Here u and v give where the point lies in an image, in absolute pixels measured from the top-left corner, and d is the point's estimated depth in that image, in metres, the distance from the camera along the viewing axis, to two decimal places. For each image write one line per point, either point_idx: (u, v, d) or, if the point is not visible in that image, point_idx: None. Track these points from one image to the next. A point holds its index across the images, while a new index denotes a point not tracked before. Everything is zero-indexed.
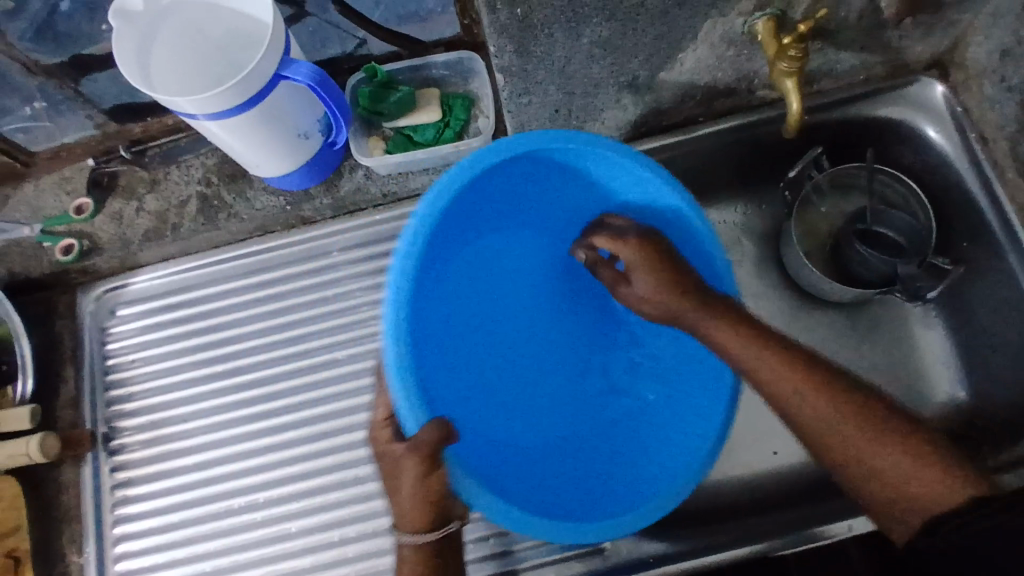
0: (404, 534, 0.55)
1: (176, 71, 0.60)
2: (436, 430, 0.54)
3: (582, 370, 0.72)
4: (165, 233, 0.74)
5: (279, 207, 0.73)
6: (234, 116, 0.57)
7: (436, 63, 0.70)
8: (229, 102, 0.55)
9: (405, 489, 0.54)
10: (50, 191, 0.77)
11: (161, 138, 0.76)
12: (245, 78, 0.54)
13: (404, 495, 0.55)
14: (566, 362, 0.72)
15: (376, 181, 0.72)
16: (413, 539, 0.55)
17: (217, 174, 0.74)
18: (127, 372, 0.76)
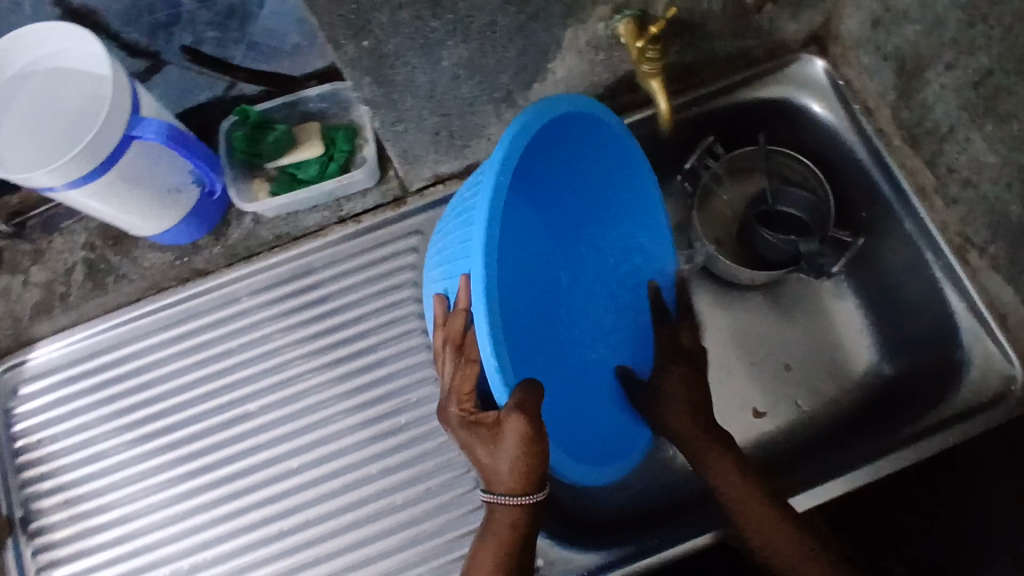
0: (498, 490, 0.52)
1: (28, 142, 0.57)
2: (531, 393, 0.48)
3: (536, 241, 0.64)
4: (54, 304, 0.71)
5: (169, 263, 0.71)
6: (89, 184, 0.55)
7: (311, 97, 0.68)
8: (79, 172, 0.53)
9: (504, 451, 0.50)
10: None
11: (40, 207, 0.73)
12: (88, 145, 0.52)
13: (501, 461, 0.50)
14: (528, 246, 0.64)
15: (266, 225, 0.72)
16: (509, 497, 0.51)
17: (101, 238, 0.72)
18: (37, 452, 0.72)
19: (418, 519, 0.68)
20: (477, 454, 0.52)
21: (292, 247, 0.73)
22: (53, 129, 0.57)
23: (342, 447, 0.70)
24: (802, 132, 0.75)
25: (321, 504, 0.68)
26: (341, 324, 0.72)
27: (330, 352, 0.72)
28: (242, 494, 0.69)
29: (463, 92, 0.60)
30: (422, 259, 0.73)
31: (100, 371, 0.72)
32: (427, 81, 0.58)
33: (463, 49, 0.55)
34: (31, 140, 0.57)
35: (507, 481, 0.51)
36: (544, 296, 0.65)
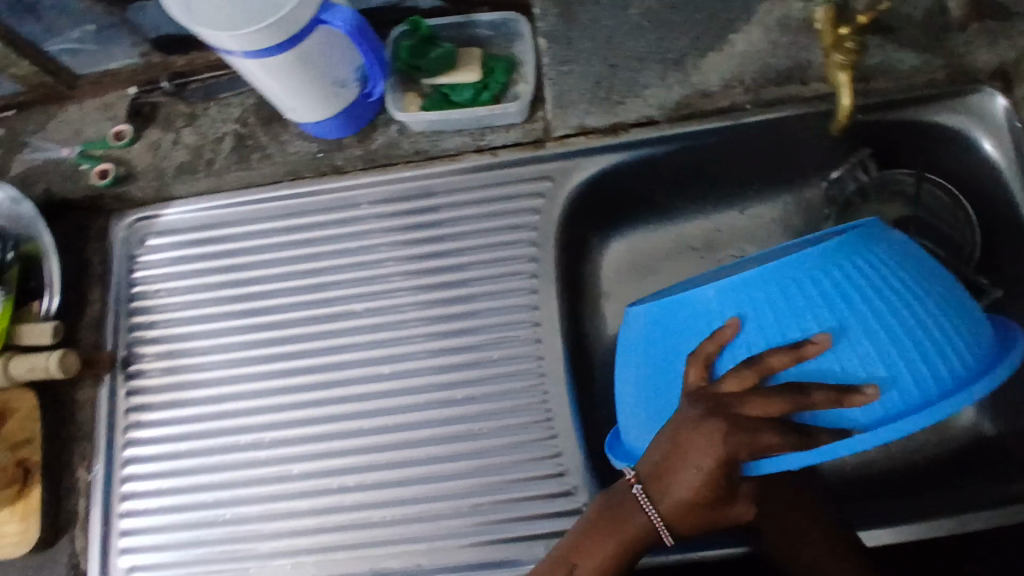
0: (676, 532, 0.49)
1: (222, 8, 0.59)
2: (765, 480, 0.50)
3: None
4: (198, 167, 0.74)
5: (311, 153, 0.73)
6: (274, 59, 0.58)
7: (480, 22, 0.69)
8: (269, 45, 0.56)
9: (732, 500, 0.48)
10: (93, 117, 0.77)
11: (203, 74, 0.75)
12: (286, 20, 0.54)
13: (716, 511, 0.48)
14: None
15: (409, 138, 0.72)
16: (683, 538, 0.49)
17: (253, 115, 0.74)
18: (150, 301, 0.76)
19: (487, 451, 0.69)
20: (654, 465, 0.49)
21: (428, 167, 0.74)
22: None
23: (429, 367, 0.71)
24: (963, 167, 0.70)
25: (397, 415, 0.70)
26: (456, 250, 0.74)
27: (439, 274, 0.73)
28: (329, 386, 0.72)
29: None
30: (548, 206, 0.73)
31: (225, 242, 0.76)
32: None
33: None
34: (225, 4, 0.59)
35: (689, 528, 0.48)
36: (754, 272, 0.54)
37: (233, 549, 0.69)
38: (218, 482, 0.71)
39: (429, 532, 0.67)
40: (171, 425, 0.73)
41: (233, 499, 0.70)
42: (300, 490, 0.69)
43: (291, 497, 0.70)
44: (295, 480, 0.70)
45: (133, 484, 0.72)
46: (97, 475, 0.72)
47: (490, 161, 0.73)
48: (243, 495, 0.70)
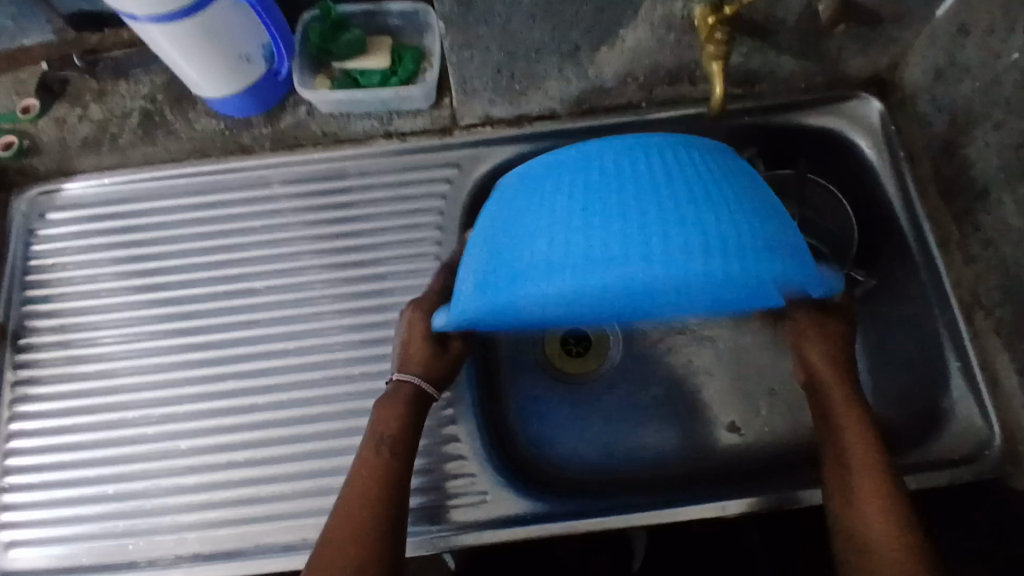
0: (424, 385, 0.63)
1: None
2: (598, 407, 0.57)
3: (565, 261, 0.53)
4: (102, 143, 0.73)
5: (218, 130, 0.73)
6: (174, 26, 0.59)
7: (391, 11, 0.71)
8: (168, 11, 0.57)
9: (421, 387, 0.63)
10: (1, 90, 0.77)
11: (115, 52, 0.76)
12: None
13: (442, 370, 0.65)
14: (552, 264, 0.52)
15: (318, 119, 0.73)
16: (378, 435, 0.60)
17: (163, 92, 0.74)
18: (46, 275, 0.75)
19: None
20: (447, 344, 0.64)
21: (340, 153, 0.75)
22: None
23: (328, 344, 0.72)
24: (845, 168, 0.74)
25: (294, 392, 0.70)
26: (360, 232, 0.74)
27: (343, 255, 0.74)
28: (225, 361, 0.71)
29: (528, 34, 0.63)
30: (453, 193, 0.75)
31: (130, 217, 0.75)
32: (503, 12, 0.60)
33: None
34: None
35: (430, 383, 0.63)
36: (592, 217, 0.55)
37: (116, 524, 0.67)
38: (103, 457, 0.69)
39: (319, 506, 0.67)
40: (59, 399, 0.71)
41: (120, 474, 0.68)
42: (189, 465, 0.68)
43: (180, 473, 0.68)
44: (186, 455, 0.69)
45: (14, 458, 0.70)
46: None
47: (398, 148, 0.75)
48: (130, 470, 0.69)
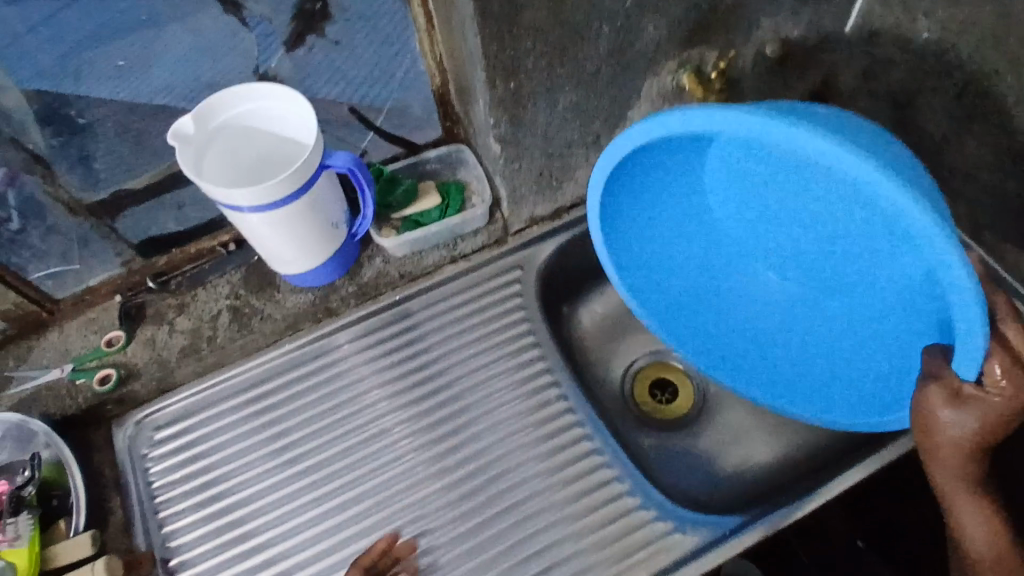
0: None
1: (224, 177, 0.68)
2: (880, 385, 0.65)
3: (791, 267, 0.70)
4: (201, 347, 0.78)
5: (308, 302, 0.80)
6: (294, 200, 0.67)
7: (430, 158, 0.83)
8: (293, 187, 0.66)
9: None
10: (77, 334, 0.79)
11: (184, 267, 0.81)
12: (304, 163, 0.65)
13: None
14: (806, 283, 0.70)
15: (394, 264, 0.82)
16: None
17: (243, 286, 0.81)
18: (177, 490, 0.74)
19: (550, 510, 0.73)
20: None
21: (397, 303, 0.82)
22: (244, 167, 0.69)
23: (473, 451, 0.76)
24: None
25: (453, 510, 0.73)
26: (460, 347, 0.81)
27: (444, 378, 0.79)
28: (384, 503, 0.73)
29: (563, 135, 0.75)
30: (525, 289, 0.84)
31: (229, 426, 0.77)
32: (544, 120, 0.72)
33: (574, 93, 0.71)
34: (243, 169, 0.70)
35: None
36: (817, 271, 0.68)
37: None
38: None
39: None
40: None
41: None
42: None
43: None
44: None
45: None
46: None
47: (468, 266, 0.85)
48: None
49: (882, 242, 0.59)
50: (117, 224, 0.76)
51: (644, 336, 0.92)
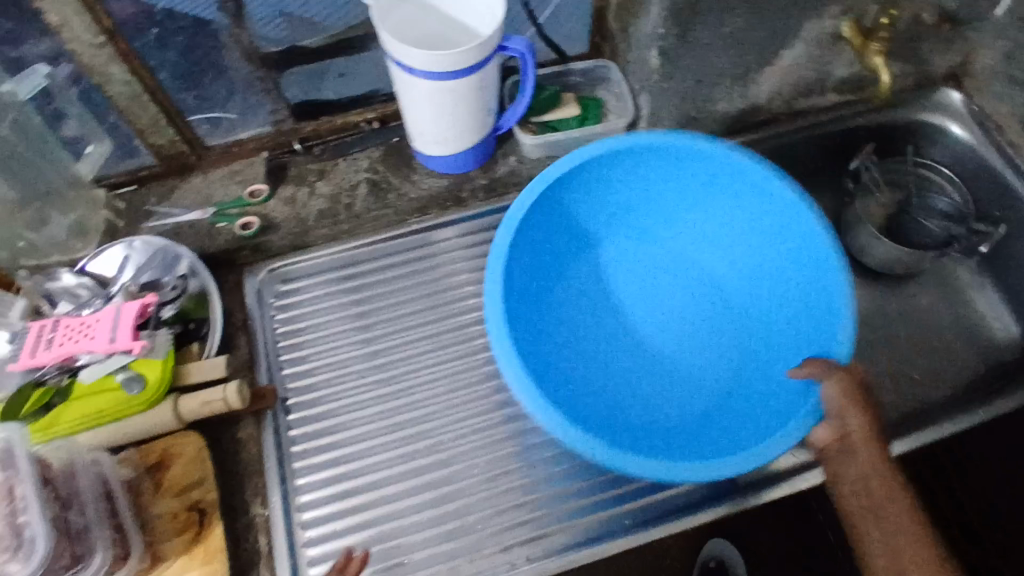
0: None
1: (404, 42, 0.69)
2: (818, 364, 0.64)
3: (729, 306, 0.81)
4: (339, 212, 0.82)
5: (444, 187, 0.83)
6: (473, 76, 0.70)
7: (575, 70, 0.87)
8: (477, 62, 0.68)
9: None
10: (220, 182, 0.82)
11: (329, 137, 0.85)
12: (493, 37, 0.67)
13: None
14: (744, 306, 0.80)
15: (527, 165, 0.85)
16: None
17: (382, 164, 0.84)
18: (297, 338, 0.78)
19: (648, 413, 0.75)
20: None
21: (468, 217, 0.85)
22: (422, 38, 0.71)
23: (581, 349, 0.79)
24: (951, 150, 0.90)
25: None
26: None
27: None
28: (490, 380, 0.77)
29: (718, 61, 0.78)
30: None
31: (354, 290, 0.81)
32: (706, 42, 0.75)
33: (741, 18, 0.73)
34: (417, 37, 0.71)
35: None
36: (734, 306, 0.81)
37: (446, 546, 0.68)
38: (401, 490, 0.70)
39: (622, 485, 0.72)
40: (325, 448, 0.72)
41: (412, 507, 0.70)
42: (488, 479, 0.72)
43: (483, 488, 0.71)
44: (461, 478, 0.72)
45: (305, 512, 0.69)
46: (274, 508, 0.69)
47: None
48: (433, 497, 0.70)
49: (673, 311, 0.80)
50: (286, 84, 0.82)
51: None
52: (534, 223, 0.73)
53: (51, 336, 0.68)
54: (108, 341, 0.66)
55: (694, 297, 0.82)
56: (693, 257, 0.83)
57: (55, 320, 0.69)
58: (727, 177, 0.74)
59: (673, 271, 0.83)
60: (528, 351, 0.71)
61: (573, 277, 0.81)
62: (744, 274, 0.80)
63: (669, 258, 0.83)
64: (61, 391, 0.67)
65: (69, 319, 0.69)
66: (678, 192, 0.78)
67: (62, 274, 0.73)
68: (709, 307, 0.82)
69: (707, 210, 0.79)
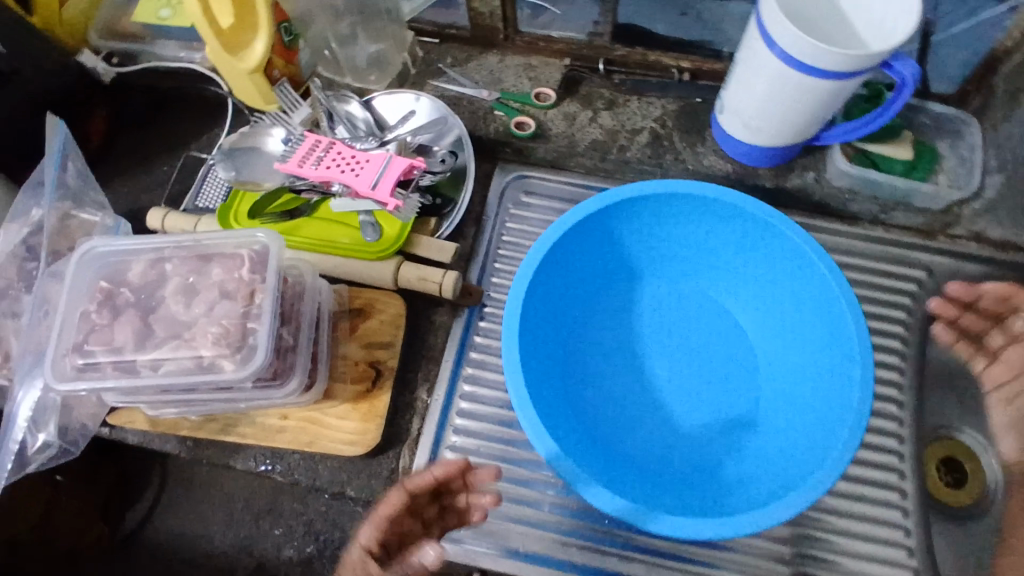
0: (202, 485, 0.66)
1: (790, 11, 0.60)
2: None
3: (728, 376, 0.68)
4: (610, 150, 0.77)
5: (726, 173, 0.76)
6: (834, 84, 0.60)
7: (932, 110, 0.75)
8: (850, 73, 0.58)
9: None
10: (513, 71, 0.81)
11: (634, 70, 0.80)
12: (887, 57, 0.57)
13: None
14: (745, 387, 0.67)
15: (825, 187, 0.75)
16: None
17: (673, 120, 0.78)
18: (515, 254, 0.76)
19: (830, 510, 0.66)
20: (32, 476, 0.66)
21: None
22: (807, 16, 0.61)
23: None
24: None
25: None
26: None
27: None
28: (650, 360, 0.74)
29: None
30: (924, 295, 0.73)
31: None
32: None
33: None
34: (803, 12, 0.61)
35: None
36: (727, 382, 0.68)
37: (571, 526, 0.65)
38: None
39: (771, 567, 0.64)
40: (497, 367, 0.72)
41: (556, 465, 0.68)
42: None
43: None
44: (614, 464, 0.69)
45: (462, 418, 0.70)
46: (437, 401, 0.70)
47: (883, 236, 0.75)
48: None
49: (715, 358, 0.69)
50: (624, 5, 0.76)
51: (930, 409, 0.70)
52: (557, 266, 0.64)
53: (324, 155, 0.70)
54: (370, 186, 0.68)
55: (729, 378, 0.68)
56: (706, 291, 0.71)
57: (331, 141, 0.71)
58: (769, 246, 0.65)
59: (692, 338, 0.70)
60: (543, 370, 0.63)
61: (602, 298, 0.71)
62: (734, 359, 0.69)
63: (652, 268, 0.72)
64: (307, 206, 0.72)
65: (343, 146, 0.71)
66: (744, 248, 0.67)
67: (351, 101, 0.75)
68: (705, 375, 0.68)
69: (755, 263, 0.67)
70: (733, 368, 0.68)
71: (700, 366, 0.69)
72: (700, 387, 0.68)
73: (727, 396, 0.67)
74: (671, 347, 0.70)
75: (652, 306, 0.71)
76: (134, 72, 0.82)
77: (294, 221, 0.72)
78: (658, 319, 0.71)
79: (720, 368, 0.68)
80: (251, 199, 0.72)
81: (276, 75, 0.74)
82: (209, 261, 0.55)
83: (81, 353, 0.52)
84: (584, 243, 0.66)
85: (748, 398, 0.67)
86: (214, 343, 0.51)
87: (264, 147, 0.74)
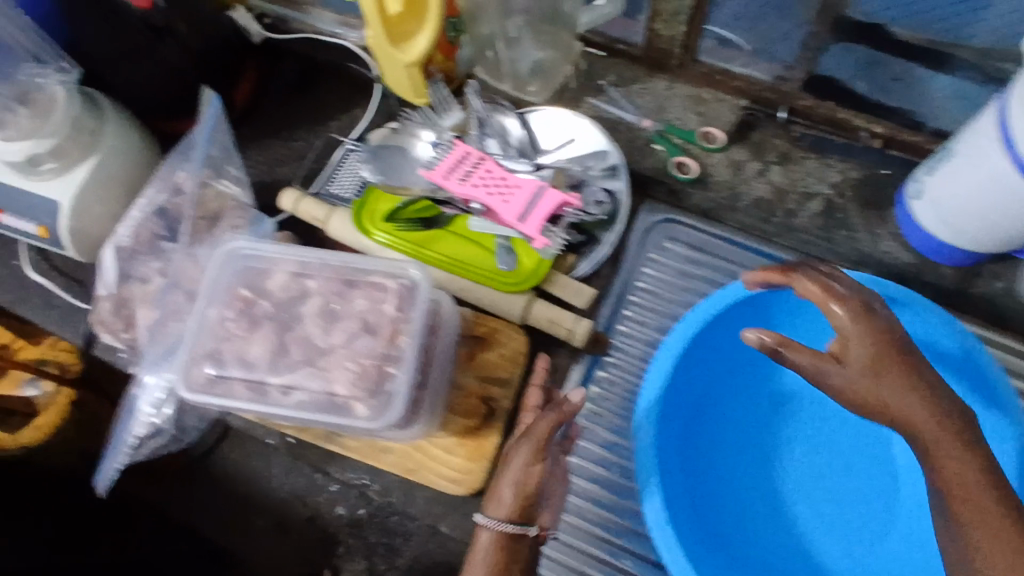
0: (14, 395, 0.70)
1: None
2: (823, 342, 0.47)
3: (854, 516, 0.60)
4: (775, 212, 0.71)
5: (902, 261, 0.69)
6: None
7: None
8: None
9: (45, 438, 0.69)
10: (681, 101, 0.74)
11: (818, 126, 0.72)
12: None
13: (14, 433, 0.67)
14: (870, 533, 0.59)
15: (1012, 300, 0.67)
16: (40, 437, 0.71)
17: (851, 190, 0.71)
18: (647, 305, 0.69)
19: None
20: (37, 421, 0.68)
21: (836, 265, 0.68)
22: None
23: None
24: None
25: None
26: None
27: None
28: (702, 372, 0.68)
29: None
30: None
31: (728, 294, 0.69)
32: None
33: None
34: None
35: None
36: (851, 521, 0.59)
37: None
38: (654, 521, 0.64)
39: None
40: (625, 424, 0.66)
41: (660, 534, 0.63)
42: None
43: None
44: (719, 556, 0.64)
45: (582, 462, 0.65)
46: None
47: None
48: None
49: (842, 488, 0.61)
50: (827, 55, 0.67)
51: None
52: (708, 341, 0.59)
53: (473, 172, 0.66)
54: (516, 219, 0.63)
55: (856, 515, 0.60)
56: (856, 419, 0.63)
57: (482, 157, 0.66)
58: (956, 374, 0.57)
59: (823, 459, 0.62)
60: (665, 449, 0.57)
61: (738, 385, 0.64)
62: (868, 498, 0.60)
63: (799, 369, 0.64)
64: (444, 217, 0.68)
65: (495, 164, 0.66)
66: None
67: (508, 115, 0.70)
68: (825, 505, 0.60)
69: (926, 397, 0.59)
70: (861, 509, 0.60)
71: (824, 493, 0.61)
72: (819, 517, 0.60)
73: (844, 537, 0.59)
74: (795, 463, 0.62)
75: (787, 408, 0.63)
76: (287, 40, 0.79)
77: (428, 230, 0.68)
78: (790, 424, 0.63)
79: (845, 503, 0.60)
80: (388, 199, 0.69)
81: (433, 71, 0.71)
82: (353, 287, 0.52)
83: (213, 362, 0.50)
84: (738, 326, 0.60)
85: (871, 546, 0.58)
86: (350, 383, 0.49)
87: (410, 148, 0.70)
